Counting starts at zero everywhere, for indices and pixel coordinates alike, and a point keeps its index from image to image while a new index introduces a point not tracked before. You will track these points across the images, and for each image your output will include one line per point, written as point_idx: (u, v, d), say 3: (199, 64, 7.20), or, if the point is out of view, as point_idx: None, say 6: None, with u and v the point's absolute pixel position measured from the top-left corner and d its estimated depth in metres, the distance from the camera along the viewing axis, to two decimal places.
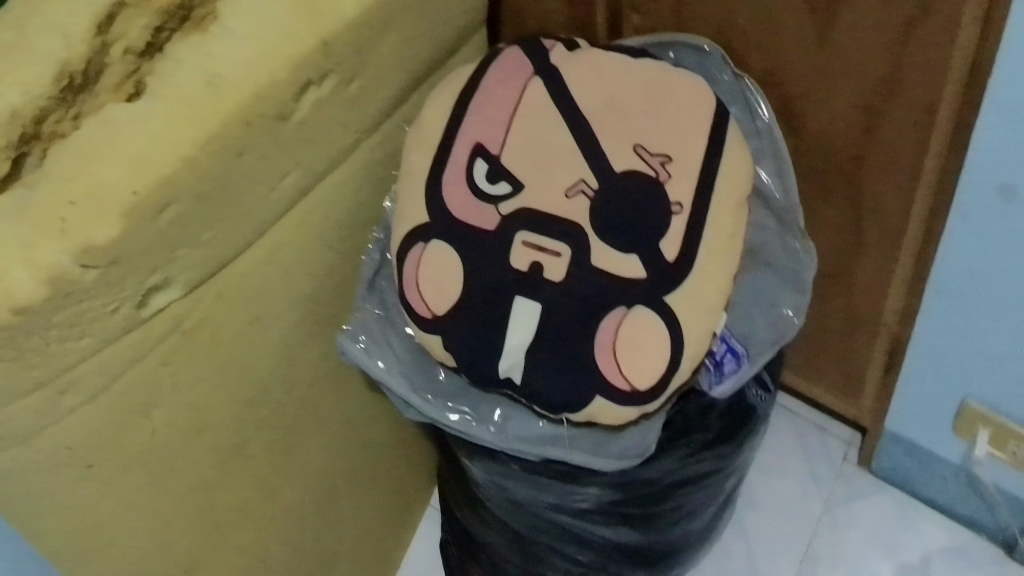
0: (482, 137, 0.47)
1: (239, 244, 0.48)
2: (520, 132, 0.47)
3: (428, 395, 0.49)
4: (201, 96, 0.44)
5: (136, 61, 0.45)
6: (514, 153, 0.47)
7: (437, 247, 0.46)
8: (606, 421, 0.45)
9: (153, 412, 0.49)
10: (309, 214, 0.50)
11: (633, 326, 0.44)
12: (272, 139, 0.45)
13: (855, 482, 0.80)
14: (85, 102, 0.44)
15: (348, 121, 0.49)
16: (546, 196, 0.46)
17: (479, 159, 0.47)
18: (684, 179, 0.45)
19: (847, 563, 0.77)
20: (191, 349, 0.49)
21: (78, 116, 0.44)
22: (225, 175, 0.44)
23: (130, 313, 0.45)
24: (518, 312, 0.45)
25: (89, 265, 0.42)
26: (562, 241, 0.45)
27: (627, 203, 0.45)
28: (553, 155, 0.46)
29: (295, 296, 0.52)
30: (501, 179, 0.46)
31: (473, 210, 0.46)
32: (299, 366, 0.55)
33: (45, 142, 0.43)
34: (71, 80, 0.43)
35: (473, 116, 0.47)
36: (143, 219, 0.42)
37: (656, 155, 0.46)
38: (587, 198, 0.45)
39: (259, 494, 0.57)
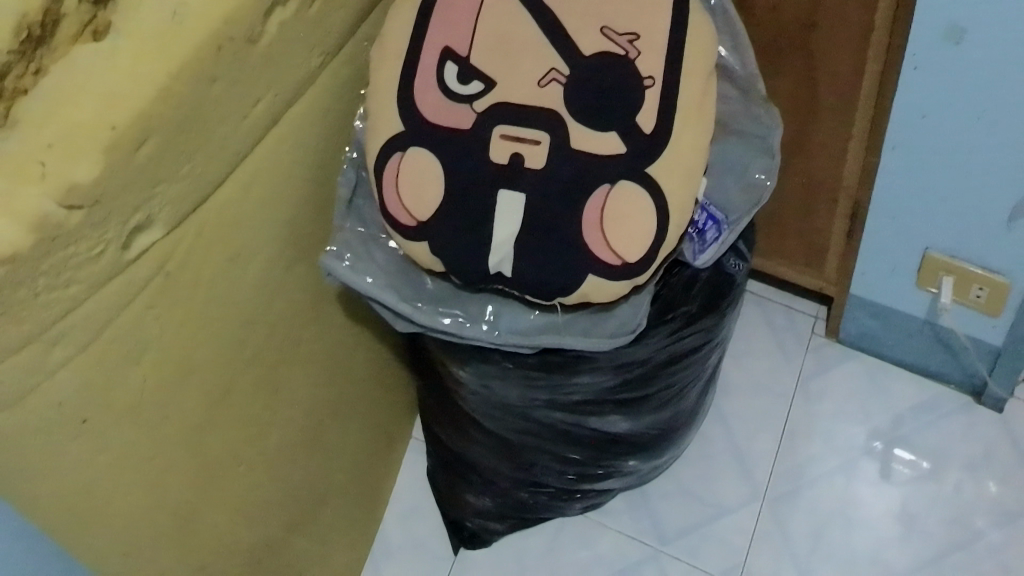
0: (450, 41, 0.48)
1: (215, 176, 0.47)
2: (486, 31, 0.47)
3: (420, 305, 0.48)
4: (164, 28, 0.43)
5: (92, 8, 0.43)
6: (483, 51, 0.47)
7: (413, 153, 0.47)
8: (598, 299, 0.45)
9: (143, 357, 0.48)
10: (279, 140, 0.50)
11: (618, 201, 0.44)
12: (241, 63, 0.45)
13: (823, 354, 0.84)
14: (44, 57, 0.43)
15: (313, 41, 0.49)
16: (520, 88, 0.46)
17: (449, 63, 0.47)
18: (653, 53, 0.46)
19: (822, 433, 0.80)
20: (175, 289, 0.48)
21: (38, 70, 0.43)
22: (196, 104, 0.44)
23: (115, 257, 0.45)
24: (502, 204, 0.45)
25: (73, 207, 0.41)
26: (539, 129, 0.45)
27: (600, 84, 0.45)
28: (520, 47, 0.47)
29: (272, 226, 0.52)
30: (472, 79, 0.47)
31: (450, 111, 0.47)
32: (280, 298, 0.55)
33: (8, 100, 0.42)
34: (30, 33, 0.41)
35: (438, 24, 0.48)
36: (120, 156, 0.42)
37: (622, 35, 0.46)
38: (560, 84, 0.46)
39: (252, 433, 0.57)
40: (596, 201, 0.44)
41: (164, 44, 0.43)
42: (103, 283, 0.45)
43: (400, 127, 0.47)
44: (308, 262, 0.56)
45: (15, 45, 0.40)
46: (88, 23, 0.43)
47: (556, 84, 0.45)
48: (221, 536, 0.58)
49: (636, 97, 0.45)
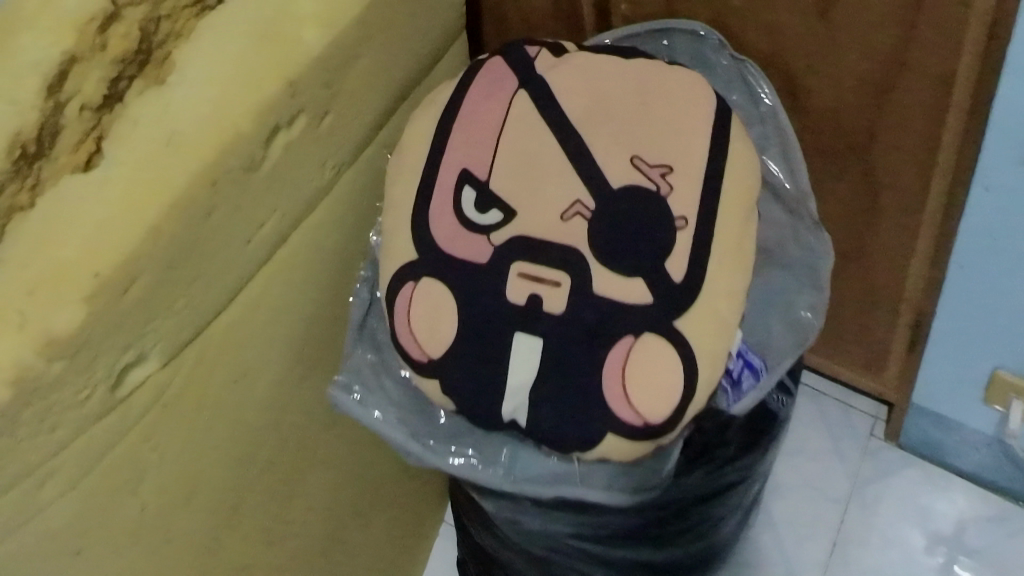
0: (470, 160, 0.45)
1: (217, 303, 0.44)
2: (508, 153, 0.45)
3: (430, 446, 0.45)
4: (159, 157, 0.40)
5: (94, 115, 0.41)
6: (505, 179, 0.44)
7: (426, 283, 0.44)
8: (618, 459, 0.42)
9: (140, 486, 0.46)
10: (292, 257, 0.47)
11: (645, 351, 0.41)
12: (244, 193, 0.42)
13: (881, 456, 0.84)
14: (42, 169, 0.40)
15: (324, 156, 0.46)
16: (541, 219, 0.43)
17: (467, 185, 0.44)
18: (686, 189, 0.43)
19: (881, 534, 0.81)
20: (174, 418, 0.46)
21: (34, 185, 0.40)
22: (193, 239, 0.41)
23: (105, 395, 0.42)
24: (519, 346, 0.42)
25: (54, 356, 0.38)
26: (559, 269, 0.42)
27: (626, 221, 0.42)
28: (543, 174, 0.44)
29: (282, 342, 0.49)
30: (491, 207, 0.44)
31: (468, 242, 0.44)
32: (287, 411, 0.53)
33: (3, 215, 0.39)
34: (25, 149, 0.38)
35: (458, 141, 0.45)
36: (107, 301, 0.39)
37: (655, 166, 0.43)
38: (584, 219, 0.43)
39: (260, 545, 0.55)
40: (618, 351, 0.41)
41: (159, 179, 0.40)
42: (94, 419, 0.42)
43: (415, 255, 0.44)
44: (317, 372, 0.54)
45: (7, 164, 0.37)
46: (90, 131, 0.41)
47: (580, 218, 0.43)
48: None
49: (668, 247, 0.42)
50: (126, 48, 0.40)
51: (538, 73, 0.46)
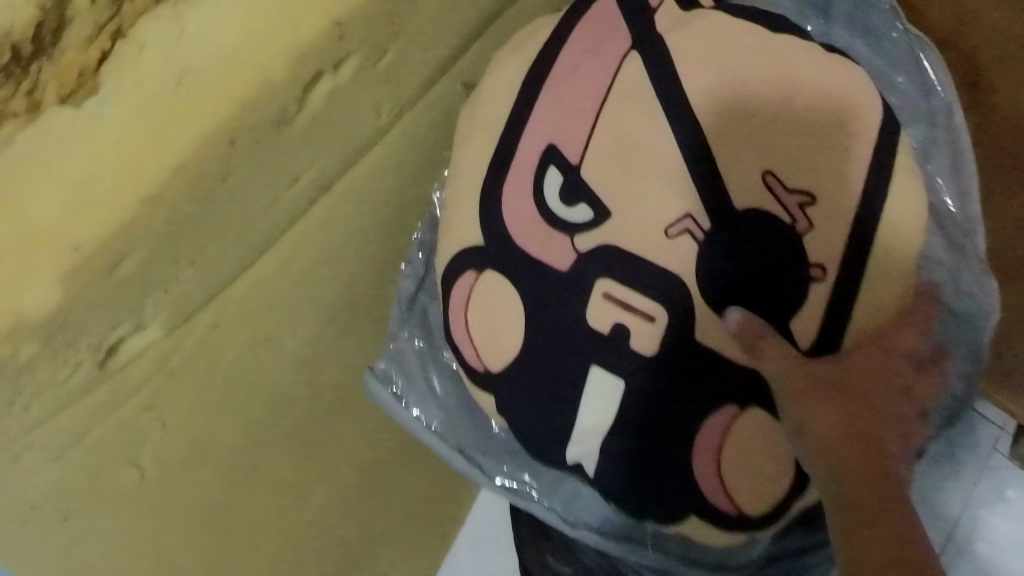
0: (567, 140, 0.45)
1: (239, 265, 0.37)
2: (608, 135, 0.45)
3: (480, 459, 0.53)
4: (166, 104, 0.32)
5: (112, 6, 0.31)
6: (602, 172, 0.44)
7: (490, 279, 0.47)
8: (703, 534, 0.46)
9: (139, 455, 0.40)
10: (335, 208, 0.40)
11: (746, 427, 0.43)
12: (270, 151, 0.34)
13: (1007, 475, 0.81)
14: (42, 71, 0.30)
15: (380, 99, 0.38)
16: (636, 230, 0.44)
17: (552, 166, 0.46)
18: (829, 234, 0.42)
19: (988, 551, 0.79)
20: (185, 386, 0.39)
21: (32, 90, 0.31)
22: (205, 204, 0.34)
23: (91, 370, 0.35)
24: (594, 378, 0.44)
25: (23, 341, 0.32)
26: (649, 306, 0.43)
27: (750, 259, 0.43)
28: (645, 175, 0.44)
29: (319, 301, 0.43)
30: (582, 202, 0.45)
31: (555, 243, 0.45)
32: (324, 368, 0.46)
33: None
34: (16, 51, 0.29)
35: (556, 113, 0.46)
36: (89, 278, 0.32)
37: (793, 194, 0.42)
38: (692, 241, 0.43)
39: (284, 502, 0.49)
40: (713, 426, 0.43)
41: (166, 131, 0.32)
42: (79, 394, 0.35)
43: (480, 241, 0.47)
44: (359, 322, 0.47)
45: None
46: (105, 24, 0.31)
47: (687, 241, 0.43)
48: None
49: (794, 287, 0.42)
50: None
51: (668, 53, 0.44)
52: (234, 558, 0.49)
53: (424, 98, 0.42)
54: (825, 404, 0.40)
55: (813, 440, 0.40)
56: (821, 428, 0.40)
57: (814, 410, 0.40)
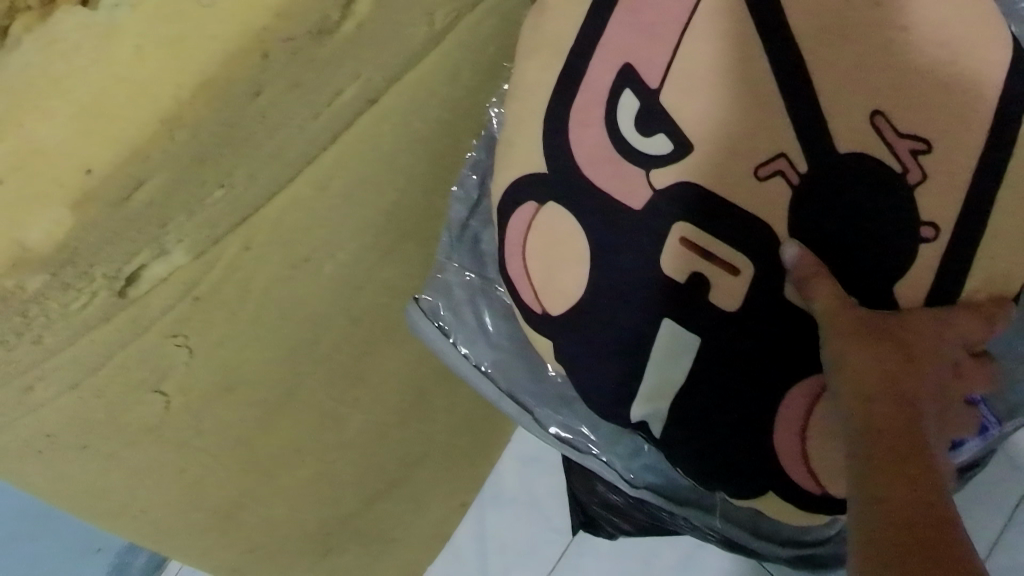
0: (645, 63, 0.42)
1: (272, 187, 0.34)
2: (690, 61, 0.41)
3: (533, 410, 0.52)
4: (192, 11, 0.28)
5: None
6: (682, 100, 0.41)
7: (549, 212, 0.45)
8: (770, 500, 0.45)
9: (164, 383, 0.37)
10: (381, 123, 0.36)
11: (827, 411, 0.41)
12: (308, 65, 0.30)
13: None
14: None
15: (436, 4, 0.34)
16: (713, 168, 0.41)
17: (627, 89, 0.42)
18: (947, 189, 0.39)
19: None
20: (213, 314, 0.36)
21: None
22: (234, 125, 0.30)
23: (110, 301, 0.32)
24: (664, 333, 0.43)
25: (29, 273, 0.28)
26: (733, 256, 0.41)
27: (846, 206, 0.39)
28: (729, 111, 0.40)
29: (366, 220, 0.39)
30: (659, 135, 0.42)
31: (628, 177, 0.43)
32: (366, 288, 0.43)
33: None
34: None
35: (637, 29, 0.42)
36: (103, 207, 0.28)
37: (905, 139, 0.38)
38: (786, 185, 0.40)
39: (319, 424, 0.47)
40: (794, 402, 0.42)
41: (190, 43, 0.28)
42: (96, 325, 0.33)
43: (544, 168, 0.45)
44: (408, 241, 0.44)
45: None
46: None
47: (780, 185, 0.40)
48: (268, 513, 0.49)
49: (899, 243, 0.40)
50: None
51: None
52: (265, 479, 0.46)
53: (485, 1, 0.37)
54: (868, 350, 0.37)
55: (850, 384, 0.36)
56: (858, 373, 0.36)
57: (854, 358, 0.36)
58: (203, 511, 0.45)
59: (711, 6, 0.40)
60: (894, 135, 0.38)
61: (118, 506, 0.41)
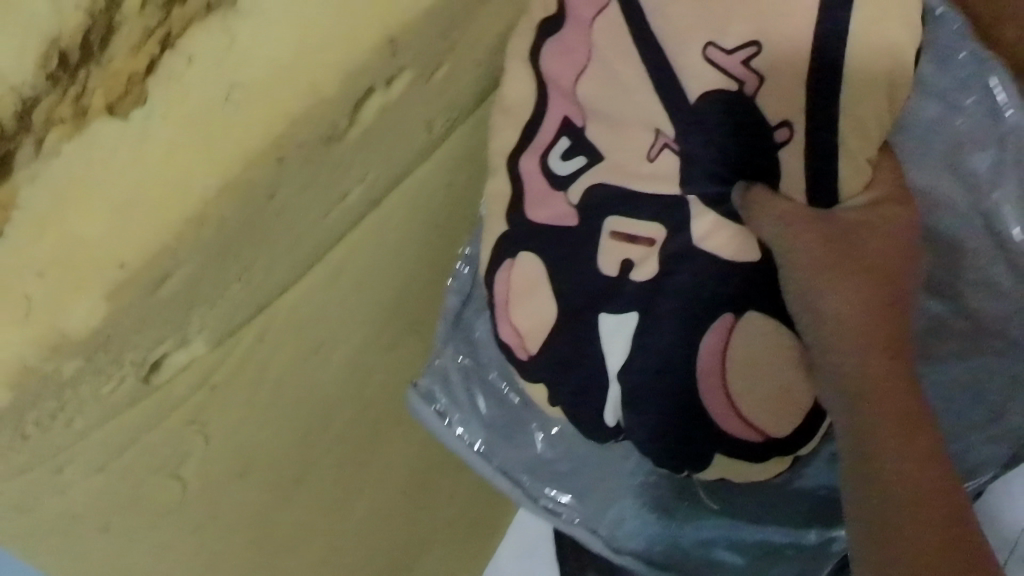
0: (568, 110, 0.46)
1: (283, 280, 0.37)
2: (592, 78, 0.44)
3: (524, 480, 0.55)
4: (216, 118, 0.31)
5: (163, 10, 0.30)
6: (599, 131, 0.45)
7: (527, 258, 0.47)
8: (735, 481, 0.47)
9: (182, 467, 0.39)
10: (384, 221, 0.39)
11: (746, 338, 0.41)
12: (318, 169, 0.34)
13: None
14: (89, 78, 0.30)
15: (432, 113, 0.37)
16: (627, 162, 0.44)
17: (564, 137, 0.47)
18: (792, 101, 0.39)
19: None
20: (227, 400, 0.39)
21: (80, 94, 0.30)
22: (252, 221, 0.33)
23: (136, 386, 0.35)
24: (605, 326, 0.44)
25: (66, 356, 0.31)
26: (651, 226, 0.43)
27: (741, 148, 0.40)
28: (622, 116, 0.44)
29: (369, 312, 0.43)
30: (577, 154, 0.46)
31: (553, 203, 0.47)
32: (370, 377, 0.46)
33: (37, 130, 0.30)
34: (64, 58, 0.28)
35: (555, 61, 0.45)
36: (133, 296, 0.32)
37: (734, 53, 0.39)
38: (672, 154, 0.42)
39: (324, 509, 0.49)
40: (711, 349, 0.41)
41: (215, 147, 0.31)
42: (122, 410, 0.35)
43: (504, 228, 0.49)
44: (408, 334, 0.47)
45: (37, 79, 0.28)
46: (157, 28, 0.30)
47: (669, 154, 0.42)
48: None
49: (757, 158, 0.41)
50: None
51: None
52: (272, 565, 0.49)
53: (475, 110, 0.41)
54: (851, 287, 0.38)
55: (839, 318, 0.38)
56: (847, 309, 0.38)
57: (840, 293, 0.38)
58: None
59: (603, 23, 0.43)
60: (725, 57, 0.39)
61: None
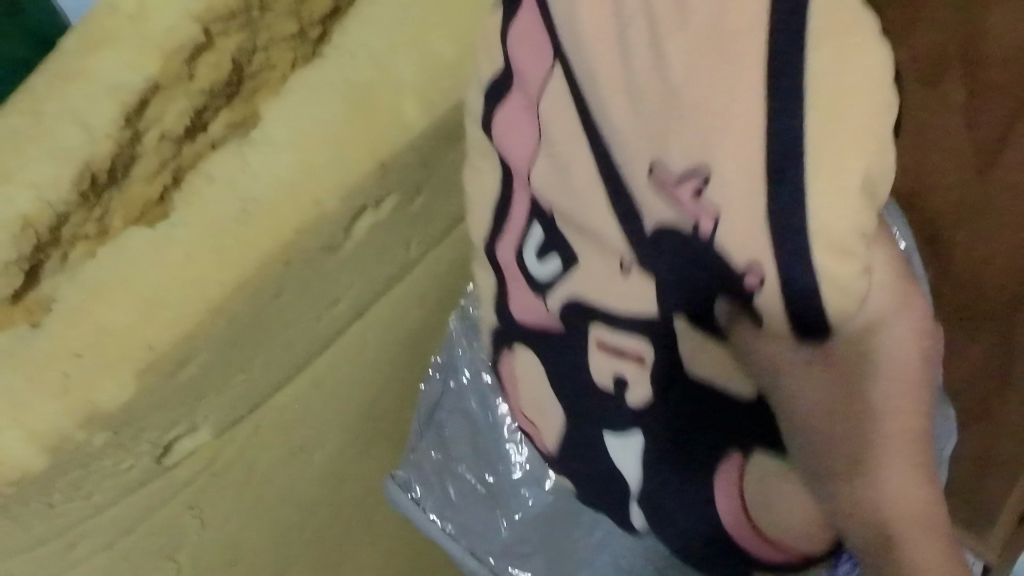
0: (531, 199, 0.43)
1: (280, 378, 0.42)
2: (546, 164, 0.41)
3: (490, 559, 0.52)
4: (231, 226, 0.37)
5: (175, 145, 0.41)
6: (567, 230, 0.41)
7: (522, 351, 0.48)
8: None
9: (178, 552, 0.44)
10: (367, 330, 0.45)
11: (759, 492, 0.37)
12: (318, 274, 0.39)
13: None
14: (112, 199, 0.41)
15: (412, 235, 0.43)
16: (588, 277, 0.42)
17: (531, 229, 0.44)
18: (752, 235, 0.27)
19: None
20: (222, 490, 0.43)
21: (105, 213, 0.41)
22: (259, 317, 0.38)
23: (149, 466, 0.39)
24: (612, 445, 0.43)
25: (96, 429, 0.36)
26: (633, 342, 0.40)
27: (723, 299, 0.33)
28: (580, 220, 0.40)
29: (348, 420, 0.48)
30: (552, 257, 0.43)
31: (533, 302, 0.46)
32: (348, 482, 0.50)
33: (64, 246, 0.40)
34: (94, 180, 0.39)
35: (512, 148, 0.43)
36: (157, 377, 0.36)
37: (686, 183, 0.30)
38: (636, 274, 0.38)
39: None
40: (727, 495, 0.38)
41: (229, 247, 0.37)
42: (133, 490, 0.40)
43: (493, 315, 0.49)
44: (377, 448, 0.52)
45: None
46: (168, 160, 0.42)
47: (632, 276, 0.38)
48: None
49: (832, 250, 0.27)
50: (214, 78, 0.41)
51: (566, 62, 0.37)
52: None
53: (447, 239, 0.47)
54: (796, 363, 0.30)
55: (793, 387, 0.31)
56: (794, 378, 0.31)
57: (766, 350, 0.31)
58: None
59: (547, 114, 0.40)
60: (672, 180, 0.31)
61: None
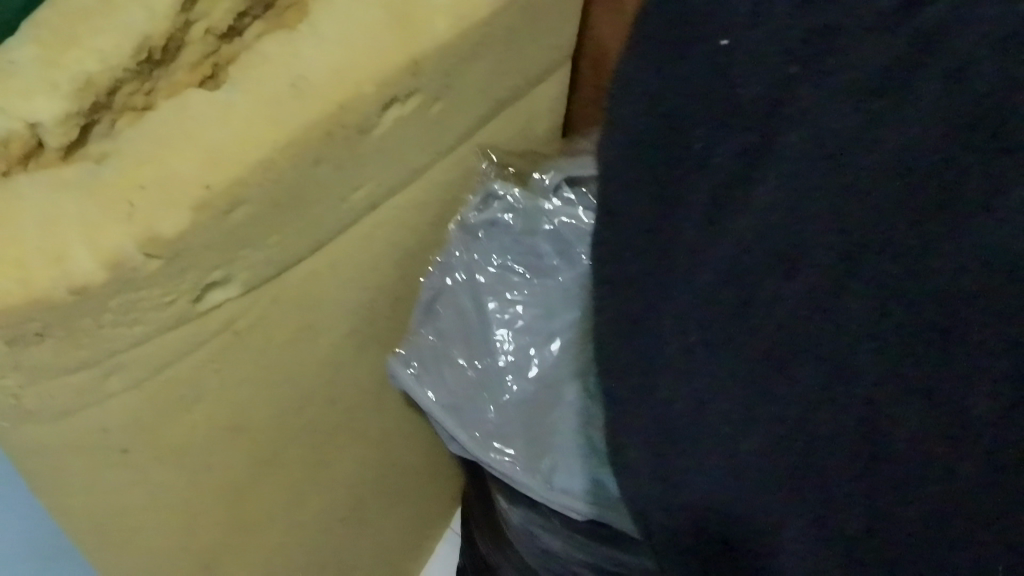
0: None
1: (301, 251, 0.49)
2: None
3: None
4: (285, 97, 0.44)
5: (215, 42, 0.48)
6: None
7: None
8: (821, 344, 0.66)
9: (195, 404, 0.50)
10: (372, 229, 0.54)
11: None
12: (352, 151, 0.48)
13: None
14: (160, 78, 0.46)
15: (424, 142, 0.53)
16: None
17: None
18: None
19: None
20: (237, 349, 0.50)
21: (151, 90, 0.46)
22: (299, 180, 0.46)
23: (186, 306, 0.45)
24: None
25: (152, 255, 0.41)
26: None
27: None
28: None
29: (347, 310, 0.56)
30: None
31: None
32: (335, 375, 0.59)
33: (114, 112, 0.45)
34: (150, 55, 0.44)
35: None
36: (212, 214, 0.42)
37: None
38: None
39: (288, 493, 0.61)
40: None
41: (288, 112, 0.44)
42: (173, 327, 0.46)
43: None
44: (354, 351, 0.60)
45: (132, 64, 0.44)
46: (209, 55, 0.48)
47: None
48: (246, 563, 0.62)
49: None
50: None
51: None
52: (242, 529, 0.59)
53: (446, 160, 0.57)
54: None
55: None
56: None
57: None
58: (192, 552, 0.57)
59: None
60: None
61: (128, 529, 0.53)
